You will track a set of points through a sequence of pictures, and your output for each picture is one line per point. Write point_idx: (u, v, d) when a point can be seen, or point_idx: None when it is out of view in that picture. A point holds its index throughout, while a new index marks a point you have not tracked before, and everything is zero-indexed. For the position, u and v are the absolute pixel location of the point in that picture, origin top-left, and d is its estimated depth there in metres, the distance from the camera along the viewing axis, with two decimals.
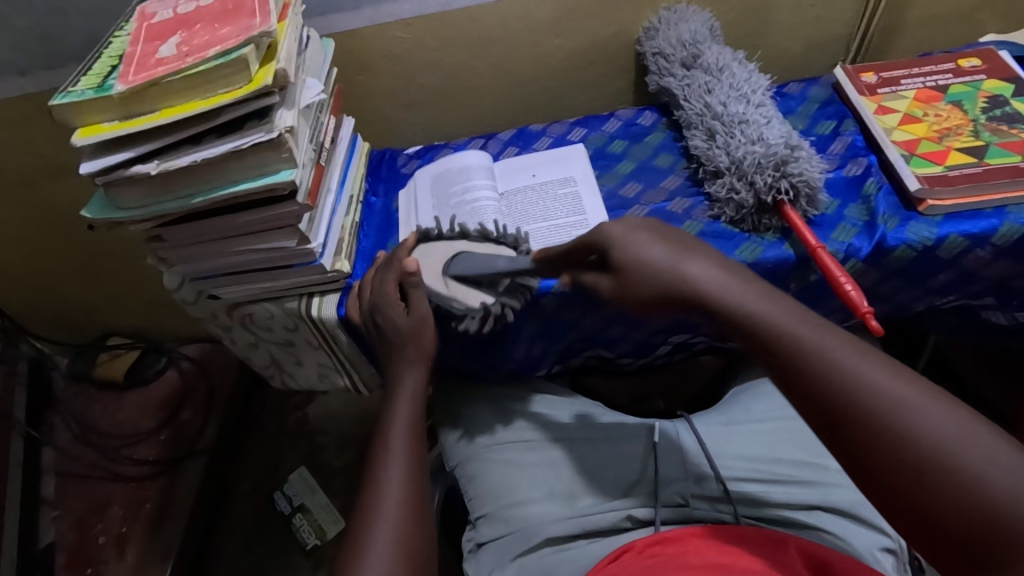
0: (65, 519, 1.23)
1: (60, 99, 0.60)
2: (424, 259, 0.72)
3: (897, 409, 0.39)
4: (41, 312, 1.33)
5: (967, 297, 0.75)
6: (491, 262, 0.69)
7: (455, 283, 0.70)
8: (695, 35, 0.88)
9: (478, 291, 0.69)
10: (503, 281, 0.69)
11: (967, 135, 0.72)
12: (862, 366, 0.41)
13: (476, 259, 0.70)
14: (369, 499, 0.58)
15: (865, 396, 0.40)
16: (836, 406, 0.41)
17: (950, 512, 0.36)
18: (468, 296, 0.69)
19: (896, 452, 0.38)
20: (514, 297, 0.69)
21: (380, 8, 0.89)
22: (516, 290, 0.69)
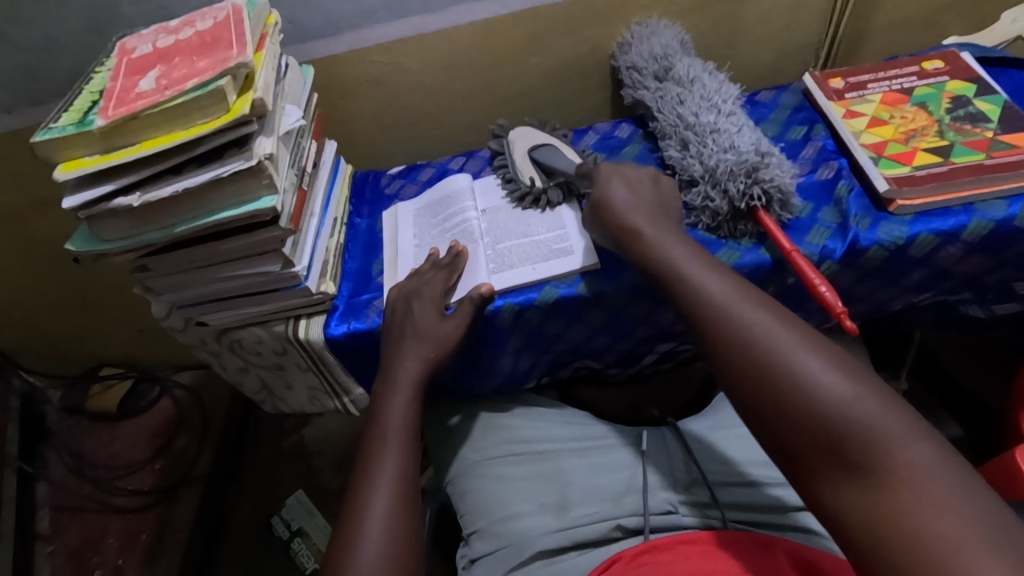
0: (60, 554, 1.21)
1: (41, 136, 0.61)
2: (518, 138, 0.90)
3: (783, 341, 0.49)
4: (31, 345, 1.33)
5: (944, 294, 0.77)
6: (557, 159, 0.83)
7: (529, 161, 0.86)
8: (666, 48, 0.90)
9: (537, 173, 0.84)
10: (559, 177, 0.82)
11: (933, 136, 0.74)
12: (756, 312, 0.52)
13: (551, 154, 0.85)
14: (354, 517, 0.59)
15: (776, 336, 0.49)
16: (747, 361, 0.49)
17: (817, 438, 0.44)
18: (524, 171, 0.85)
19: (780, 384, 0.47)
20: (558, 189, 0.82)
21: (358, 33, 0.91)
22: (564, 187, 0.82)
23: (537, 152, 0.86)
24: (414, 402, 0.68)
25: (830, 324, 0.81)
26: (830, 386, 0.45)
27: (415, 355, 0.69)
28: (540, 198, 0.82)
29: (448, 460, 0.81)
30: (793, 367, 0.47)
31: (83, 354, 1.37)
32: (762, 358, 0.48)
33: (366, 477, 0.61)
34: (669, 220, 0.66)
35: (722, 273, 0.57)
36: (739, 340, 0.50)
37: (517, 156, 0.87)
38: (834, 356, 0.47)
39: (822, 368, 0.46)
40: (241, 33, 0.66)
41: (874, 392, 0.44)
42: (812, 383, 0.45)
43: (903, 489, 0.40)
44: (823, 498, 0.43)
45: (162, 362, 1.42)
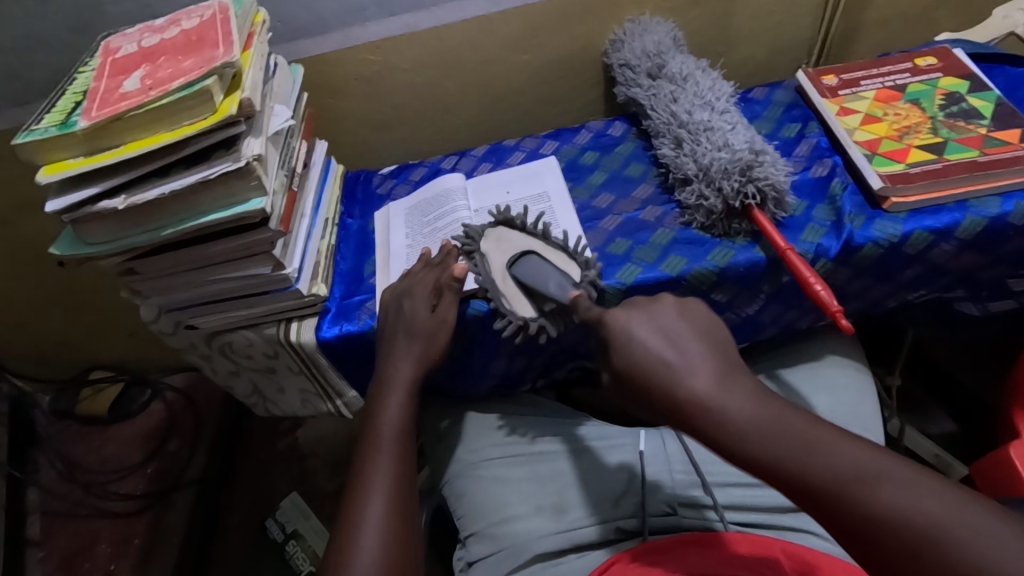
0: (51, 560, 1.20)
1: (23, 138, 0.60)
2: (493, 246, 0.74)
3: (816, 451, 0.42)
4: (19, 349, 1.31)
5: (939, 291, 0.77)
6: (547, 283, 0.67)
7: (510, 279, 0.71)
8: (659, 46, 0.90)
9: (525, 300, 0.70)
10: (551, 305, 0.68)
11: (927, 133, 0.74)
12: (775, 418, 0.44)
13: (538, 270, 0.69)
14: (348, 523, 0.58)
15: (802, 445, 0.43)
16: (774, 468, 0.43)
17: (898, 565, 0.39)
18: (512, 298, 0.70)
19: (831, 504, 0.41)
20: (553, 321, 0.68)
21: (348, 31, 0.90)
22: (558, 317, 0.67)
23: (517, 269, 0.71)
24: (408, 405, 0.67)
25: (826, 322, 0.81)
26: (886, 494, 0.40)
27: (410, 356, 0.69)
28: (529, 330, 0.68)
29: (443, 462, 0.80)
30: (841, 484, 0.41)
31: (72, 358, 1.35)
32: (804, 480, 0.42)
33: (361, 481, 0.61)
34: (653, 303, 0.55)
35: (713, 358, 0.48)
36: (763, 449, 0.43)
37: (496, 277, 0.71)
38: (866, 448, 0.42)
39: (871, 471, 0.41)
40: (227, 31, 0.65)
41: (927, 486, 0.40)
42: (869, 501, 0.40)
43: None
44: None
45: (153, 365, 1.40)
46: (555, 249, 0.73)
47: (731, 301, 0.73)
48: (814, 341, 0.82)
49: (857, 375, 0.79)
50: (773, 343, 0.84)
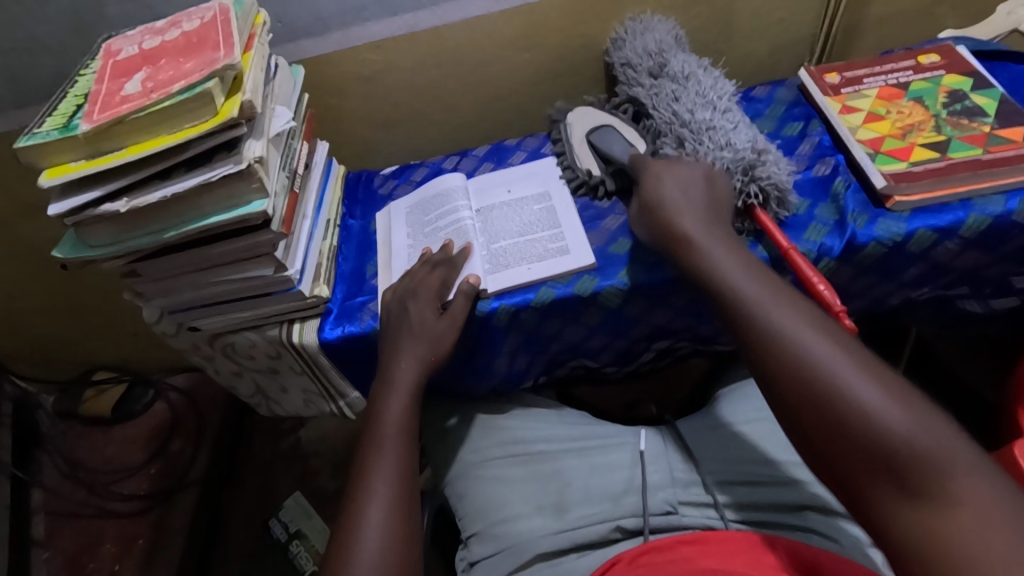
0: (55, 560, 1.20)
1: (24, 141, 0.60)
2: (583, 118, 0.89)
3: (847, 387, 0.47)
4: (22, 350, 1.31)
5: (942, 289, 0.77)
6: (616, 147, 0.82)
7: (586, 146, 0.86)
8: (660, 45, 0.90)
9: (595, 161, 0.84)
10: (615, 164, 0.82)
11: (930, 131, 0.73)
12: (807, 335, 0.51)
13: (609, 138, 0.84)
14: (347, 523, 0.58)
15: (816, 359, 0.49)
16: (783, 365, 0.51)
17: (875, 468, 0.44)
18: (582, 161, 0.85)
19: (833, 407, 0.46)
20: (615, 180, 0.82)
21: (349, 32, 0.90)
22: (620, 174, 0.81)
23: (595, 135, 0.86)
24: (410, 404, 0.67)
25: None
26: (880, 408, 0.45)
27: (410, 355, 0.69)
28: (595, 186, 0.82)
29: (446, 462, 0.80)
30: (844, 395, 0.46)
31: (75, 359, 1.35)
32: (815, 391, 0.48)
33: (363, 482, 0.61)
34: (724, 247, 0.62)
35: (759, 287, 0.57)
36: (780, 353, 0.51)
37: (574, 139, 0.87)
38: (879, 376, 0.47)
39: (870, 392, 0.46)
40: (228, 33, 0.65)
41: (919, 414, 0.44)
42: (866, 409, 0.45)
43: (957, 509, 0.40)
44: (880, 513, 0.43)
45: (155, 366, 1.41)
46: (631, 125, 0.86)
47: None
48: None
49: None
50: None
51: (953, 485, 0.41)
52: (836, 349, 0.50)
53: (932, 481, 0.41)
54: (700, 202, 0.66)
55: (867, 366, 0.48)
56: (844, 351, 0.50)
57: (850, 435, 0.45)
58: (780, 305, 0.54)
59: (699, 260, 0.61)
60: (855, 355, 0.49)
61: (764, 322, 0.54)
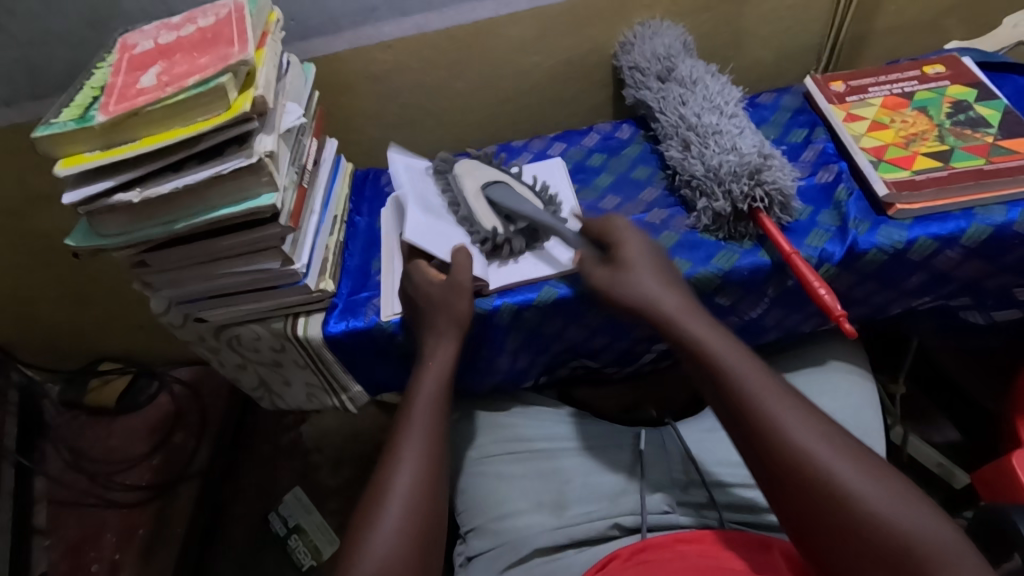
0: (57, 548, 1.22)
1: (42, 131, 0.61)
2: (473, 170, 0.81)
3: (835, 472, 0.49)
4: (30, 340, 1.32)
5: (943, 298, 0.77)
6: (521, 203, 0.76)
7: (481, 199, 0.78)
8: (669, 49, 0.90)
9: (496, 219, 0.76)
10: (524, 223, 0.76)
11: (934, 140, 0.74)
12: (797, 418, 0.53)
13: (511, 194, 0.77)
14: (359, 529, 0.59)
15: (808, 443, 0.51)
16: (779, 450, 0.52)
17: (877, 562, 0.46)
18: (484, 219, 0.76)
19: (833, 502, 0.49)
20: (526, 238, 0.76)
21: (360, 31, 0.91)
22: (528, 234, 0.76)
23: (491, 190, 0.78)
24: (435, 416, 0.67)
25: (828, 327, 0.82)
26: (879, 505, 0.48)
27: (434, 372, 0.69)
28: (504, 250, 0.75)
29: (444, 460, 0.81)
30: (836, 485, 0.49)
31: (81, 349, 1.37)
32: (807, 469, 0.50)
33: (381, 490, 0.61)
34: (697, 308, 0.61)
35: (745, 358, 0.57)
36: (773, 437, 0.52)
37: (472, 194, 0.78)
38: (866, 464, 0.50)
39: (867, 486, 0.49)
40: (242, 30, 0.66)
41: (911, 508, 0.48)
42: (866, 508, 0.48)
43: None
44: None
45: (161, 358, 1.42)
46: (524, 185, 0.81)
47: (735, 304, 0.74)
48: (816, 346, 0.83)
49: (857, 381, 0.79)
50: (775, 347, 0.84)
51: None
52: (827, 436, 0.52)
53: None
54: (652, 258, 0.64)
55: (854, 453, 0.51)
56: (828, 433, 0.52)
57: (851, 531, 0.48)
58: (770, 383, 0.55)
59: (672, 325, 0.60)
60: (843, 441, 0.52)
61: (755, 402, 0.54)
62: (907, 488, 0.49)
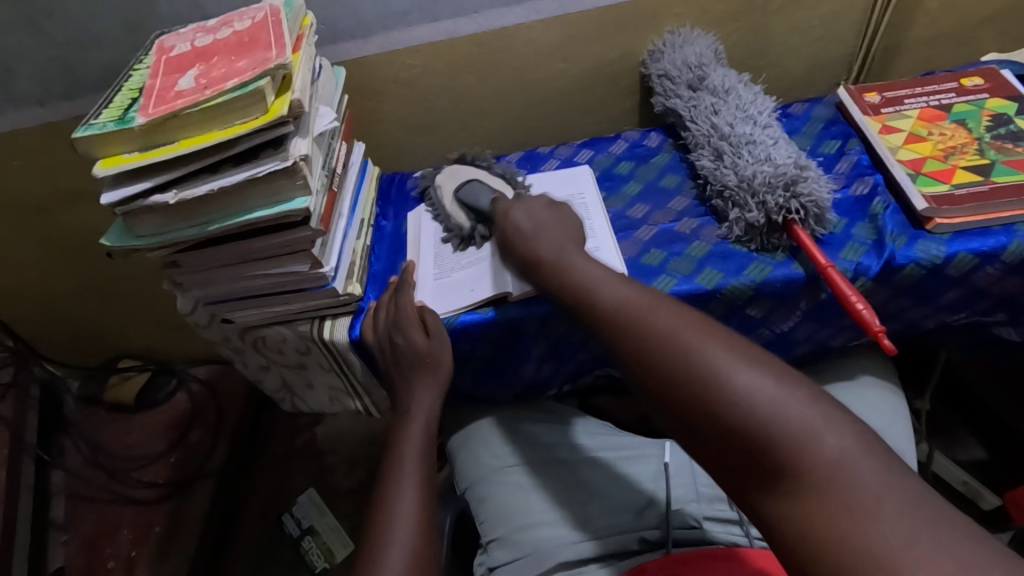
0: (74, 543, 1.22)
1: (82, 131, 0.61)
2: (448, 178, 0.88)
3: (710, 368, 0.45)
4: (52, 336, 1.34)
5: (978, 314, 0.76)
6: (480, 197, 0.82)
7: (454, 203, 0.85)
8: (700, 58, 0.89)
9: (466, 215, 0.83)
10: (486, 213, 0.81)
11: (973, 154, 0.73)
12: (674, 322, 0.50)
13: (476, 189, 0.83)
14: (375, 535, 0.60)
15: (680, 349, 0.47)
16: (656, 357, 0.49)
17: (778, 475, 0.40)
18: (455, 215, 0.83)
19: (727, 413, 0.43)
20: (489, 226, 0.81)
21: (390, 35, 0.91)
22: (489, 222, 0.81)
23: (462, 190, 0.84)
24: (423, 462, 0.67)
25: (859, 342, 0.80)
26: (755, 389, 0.42)
27: (420, 421, 0.70)
28: (467, 239, 0.81)
29: (466, 467, 0.80)
30: (712, 377, 0.44)
31: (102, 346, 1.38)
32: (679, 369, 0.47)
33: (374, 545, 0.59)
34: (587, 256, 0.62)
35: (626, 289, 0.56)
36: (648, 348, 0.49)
37: (446, 203, 0.85)
38: (750, 351, 0.46)
39: (742, 372, 0.44)
40: (279, 34, 0.67)
41: (794, 391, 0.42)
42: (742, 396, 0.42)
43: (839, 494, 0.37)
44: (760, 508, 0.41)
45: (180, 356, 1.43)
46: (496, 177, 0.86)
47: (767, 316, 0.73)
48: (845, 360, 0.81)
49: (889, 397, 0.78)
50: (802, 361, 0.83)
51: (839, 467, 0.38)
52: (702, 333, 0.48)
53: (805, 464, 0.39)
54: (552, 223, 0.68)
55: (733, 343, 0.47)
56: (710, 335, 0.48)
57: (725, 427, 0.42)
58: (651, 302, 0.53)
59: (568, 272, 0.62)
60: (725, 336, 0.48)
61: (637, 316, 0.52)
62: (796, 382, 0.43)
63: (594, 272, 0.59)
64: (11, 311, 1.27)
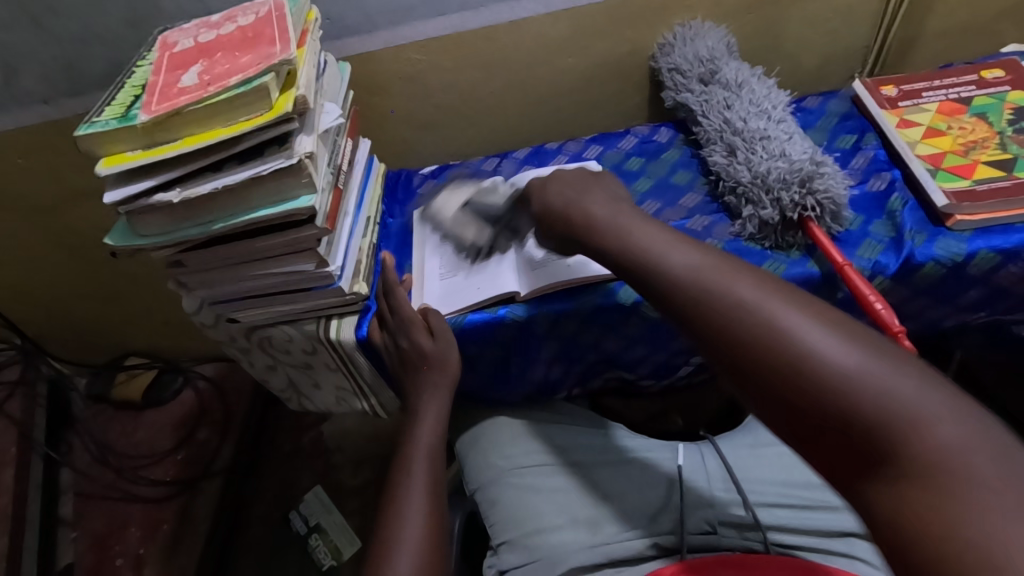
0: (83, 541, 1.22)
1: (84, 129, 0.60)
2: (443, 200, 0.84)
3: (796, 336, 0.42)
4: (60, 334, 1.33)
5: (999, 314, 0.74)
6: (489, 205, 0.79)
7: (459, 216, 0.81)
8: (712, 51, 0.88)
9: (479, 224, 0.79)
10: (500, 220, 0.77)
11: (994, 148, 0.71)
12: (755, 296, 0.45)
13: (478, 202, 0.81)
14: (385, 536, 0.60)
15: (755, 316, 0.44)
16: (728, 325, 0.45)
17: (884, 455, 0.37)
18: (466, 230, 0.79)
19: (819, 388, 0.40)
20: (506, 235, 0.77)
21: (396, 30, 0.90)
22: (506, 232, 0.76)
23: (467, 206, 0.81)
24: (433, 466, 0.66)
25: None
26: (859, 369, 0.39)
27: (430, 424, 0.69)
28: (488, 250, 0.77)
29: (475, 469, 0.79)
30: (806, 348, 0.41)
31: (109, 344, 1.38)
32: (762, 335, 0.43)
33: (386, 550, 0.58)
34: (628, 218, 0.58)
35: (682, 251, 0.52)
36: (717, 315, 0.46)
37: (451, 215, 0.82)
38: (829, 320, 0.43)
39: (842, 351, 0.40)
40: (284, 29, 0.65)
41: (901, 372, 0.39)
42: (843, 377, 0.39)
43: (950, 483, 0.35)
44: (858, 494, 0.39)
45: (187, 354, 1.43)
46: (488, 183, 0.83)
47: None
48: None
49: None
50: None
51: (946, 454, 0.36)
52: (763, 288, 0.46)
53: (909, 447, 0.36)
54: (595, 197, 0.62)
55: (827, 317, 0.43)
56: (785, 299, 0.45)
57: (816, 410, 0.39)
58: (716, 264, 0.49)
59: (613, 236, 0.57)
60: (809, 307, 0.44)
61: (705, 287, 0.47)
62: (887, 349, 0.41)
63: (650, 234, 0.55)
64: (18, 309, 1.27)
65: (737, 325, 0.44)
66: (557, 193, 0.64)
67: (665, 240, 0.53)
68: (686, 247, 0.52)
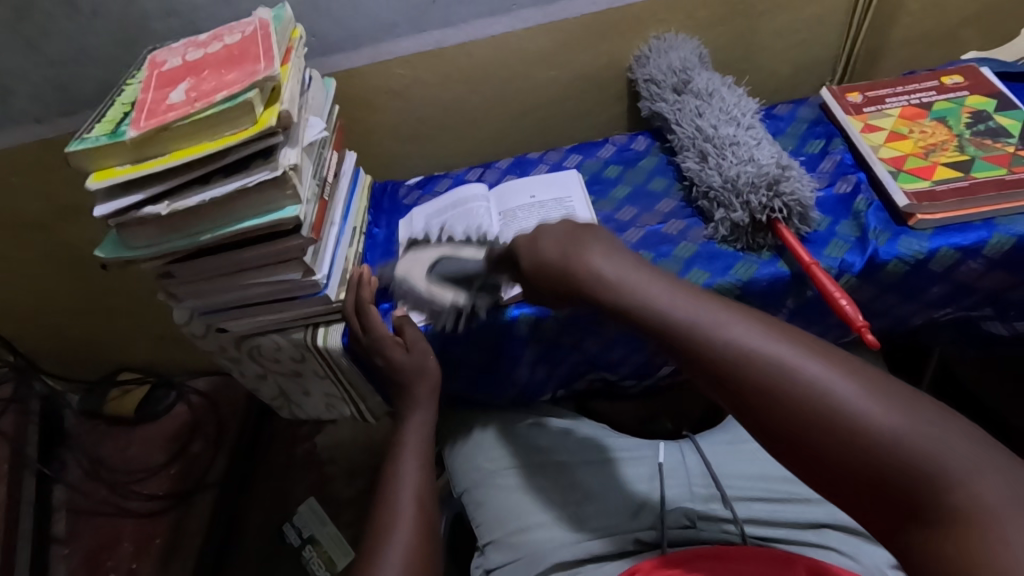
0: (76, 556, 1.22)
1: (76, 146, 0.63)
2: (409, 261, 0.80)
3: (828, 397, 0.41)
4: (52, 350, 1.34)
5: (965, 309, 0.76)
6: (463, 264, 0.77)
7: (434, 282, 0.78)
8: (684, 62, 0.91)
9: (454, 291, 0.76)
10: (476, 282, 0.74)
11: (953, 150, 0.74)
12: (781, 352, 0.44)
13: (453, 262, 0.78)
14: (377, 531, 0.61)
15: (784, 375, 0.43)
16: (758, 384, 0.44)
17: (922, 505, 0.38)
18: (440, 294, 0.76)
19: (859, 444, 0.40)
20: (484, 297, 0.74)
21: (379, 47, 0.93)
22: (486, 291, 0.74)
23: (436, 268, 0.79)
24: (424, 461, 0.67)
25: (849, 339, 0.81)
26: (899, 429, 0.39)
27: (416, 429, 0.71)
28: (468, 315, 0.74)
29: (462, 472, 0.80)
30: (839, 403, 0.41)
31: (102, 359, 1.39)
32: (795, 395, 0.42)
33: (376, 547, 0.59)
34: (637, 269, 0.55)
35: (698, 304, 0.50)
36: (745, 373, 0.44)
37: (421, 286, 0.78)
38: (857, 373, 0.43)
39: (881, 409, 0.40)
40: (267, 47, 0.68)
41: (927, 421, 0.40)
42: (886, 435, 0.39)
43: (993, 530, 0.36)
44: (901, 541, 0.39)
45: (179, 368, 1.44)
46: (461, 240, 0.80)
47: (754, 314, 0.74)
48: None
49: None
50: None
51: (987, 503, 0.37)
52: (788, 344, 0.45)
53: (950, 497, 0.37)
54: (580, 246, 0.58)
55: (851, 369, 0.43)
56: (808, 353, 0.44)
57: (854, 468, 0.40)
58: (732, 317, 0.48)
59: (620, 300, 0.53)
60: (834, 359, 0.44)
61: (729, 348, 0.46)
62: (912, 396, 0.42)
63: (662, 289, 0.52)
64: (11, 326, 1.28)
65: (764, 386, 0.44)
66: (551, 245, 0.60)
67: (670, 295, 0.51)
68: (700, 300, 0.50)
